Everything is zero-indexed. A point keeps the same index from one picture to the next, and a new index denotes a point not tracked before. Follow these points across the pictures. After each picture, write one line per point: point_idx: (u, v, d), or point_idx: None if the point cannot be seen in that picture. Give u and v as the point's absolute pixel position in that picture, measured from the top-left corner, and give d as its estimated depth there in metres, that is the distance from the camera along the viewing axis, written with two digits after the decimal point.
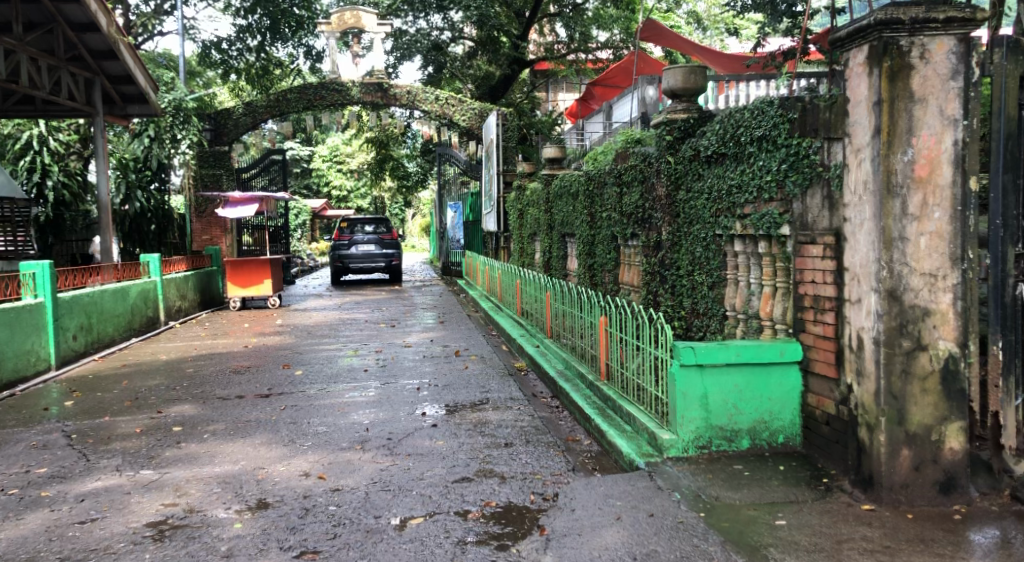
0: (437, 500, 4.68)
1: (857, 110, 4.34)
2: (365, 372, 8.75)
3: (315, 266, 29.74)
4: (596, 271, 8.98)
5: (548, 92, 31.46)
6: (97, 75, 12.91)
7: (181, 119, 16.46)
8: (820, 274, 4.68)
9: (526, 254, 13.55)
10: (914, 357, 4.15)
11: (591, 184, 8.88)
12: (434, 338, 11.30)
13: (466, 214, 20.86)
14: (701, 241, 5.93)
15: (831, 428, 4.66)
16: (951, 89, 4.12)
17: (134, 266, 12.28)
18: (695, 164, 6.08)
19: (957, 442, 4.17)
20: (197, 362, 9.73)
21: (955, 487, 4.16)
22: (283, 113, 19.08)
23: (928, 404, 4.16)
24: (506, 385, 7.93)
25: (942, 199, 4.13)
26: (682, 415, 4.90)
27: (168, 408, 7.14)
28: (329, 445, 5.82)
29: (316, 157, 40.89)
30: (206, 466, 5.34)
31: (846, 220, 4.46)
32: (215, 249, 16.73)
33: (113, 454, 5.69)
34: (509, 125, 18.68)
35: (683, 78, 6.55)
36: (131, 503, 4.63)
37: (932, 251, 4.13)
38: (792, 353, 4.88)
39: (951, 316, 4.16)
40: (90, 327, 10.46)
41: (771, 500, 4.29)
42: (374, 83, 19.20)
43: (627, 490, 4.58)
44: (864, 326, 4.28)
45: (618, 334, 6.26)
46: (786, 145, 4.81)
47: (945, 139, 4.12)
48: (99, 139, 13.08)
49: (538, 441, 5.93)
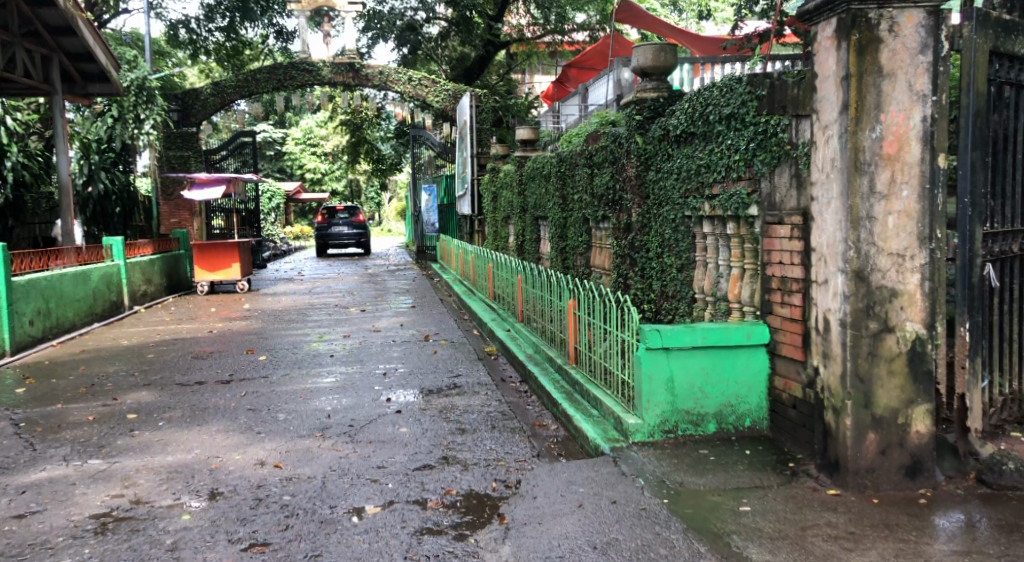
0: (396, 489, 4.54)
1: (824, 86, 4.21)
2: (331, 357, 8.58)
3: (289, 252, 29.41)
4: (568, 254, 8.84)
5: (524, 74, 31.25)
6: (55, 52, 12.54)
7: (145, 97, 15.95)
8: (787, 255, 4.59)
9: (500, 237, 13.40)
10: (881, 339, 4.06)
11: (563, 165, 8.74)
12: (405, 322, 11.14)
13: (441, 197, 20.64)
14: (670, 223, 5.81)
15: (798, 411, 4.59)
16: (919, 63, 4.00)
17: (97, 250, 11.99)
18: (664, 145, 5.97)
19: (923, 426, 4.10)
20: (159, 348, 9.49)
21: (921, 471, 4.09)
22: (252, 93, 18.71)
23: (895, 387, 4.08)
24: (475, 369, 7.82)
25: (910, 176, 4.02)
26: (647, 400, 4.79)
27: (124, 394, 6.95)
28: (288, 433, 5.66)
29: (290, 140, 40.53)
30: (158, 456, 5.16)
31: (813, 199, 4.35)
32: (182, 232, 16.40)
33: (61, 443, 5.50)
34: (483, 106, 18.47)
35: (652, 56, 6.45)
36: (75, 495, 4.45)
37: (899, 231, 4.03)
38: (759, 335, 4.78)
39: (918, 297, 4.06)
40: (48, 312, 10.19)
41: (735, 485, 4.20)
42: (345, 63, 18.84)
43: (590, 477, 4.47)
44: (830, 307, 4.19)
45: (587, 317, 6.13)
46: (754, 123, 4.75)
47: (914, 115, 4.00)
48: (58, 117, 12.74)
49: (504, 427, 5.81)
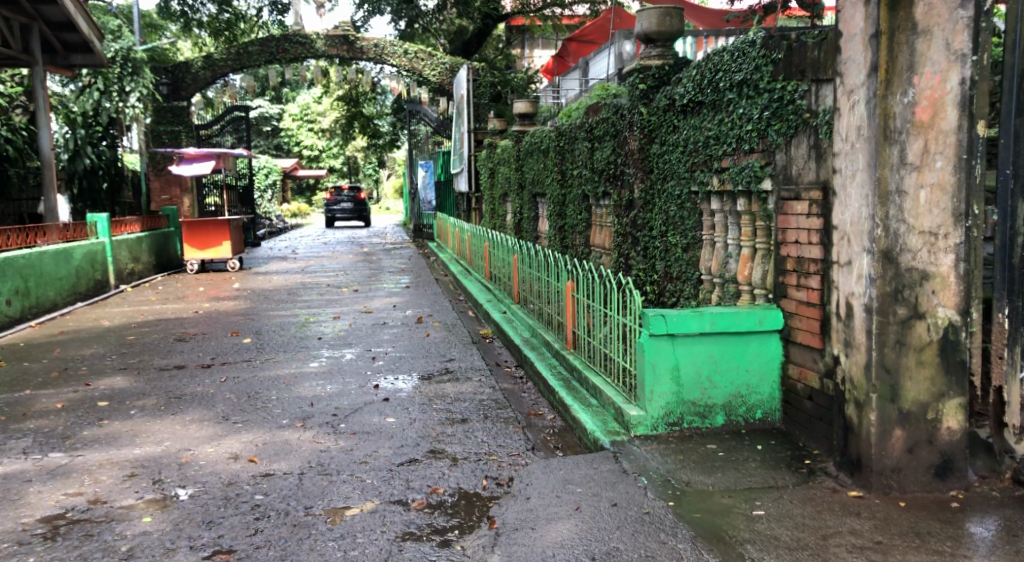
0: (379, 487, 4.19)
1: (850, 45, 3.82)
2: (319, 340, 8.22)
3: (285, 229, 28.97)
4: (567, 233, 8.47)
5: (524, 48, 30.83)
6: (35, 20, 12.11)
7: (130, 70, 15.48)
8: (805, 234, 4.21)
9: (497, 216, 13.00)
10: (910, 326, 3.68)
11: (562, 139, 8.34)
12: (398, 302, 10.79)
13: (438, 174, 20.23)
14: (676, 199, 5.45)
15: (814, 403, 4.24)
16: (959, 18, 3.54)
17: (79, 227, 11.59)
18: (670, 115, 5.60)
19: (955, 421, 3.73)
20: (141, 329, 9.11)
21: (952, 471, 3.74)
22: (244, 67, 18.18)
23: (925, 378, 3.70)
24: (468, 353, 7.48)
25: (945, 145, 3.59)
26: (651, 390, 4.44)
27: (97, 379, 6.59)
28: (266, 423, 5.29)
29: (287, 116, 39.92)
30: (124, 449, 4.79)
31: (835, 171, 3.96)
32: (172, 209, 16.01)
33: (24, 434, 5.14)
34: (482, 80, 18.01)
35: (658, 21, 6.12)
36: (28, 494, 4.09)
37: (932, 206, 3.61)
38: (773, 320, 4.42)
39: (952, 281, 3.65)
40: (27, 291, 9.80)
41: (746, 486, 3.85)
42: (340, 36, 18.22)
43: (589, 475, 4.12)
44: (853, 292, 3.82)
45: (586, 299, 5.77)
46: (769, 90, 4.40)
47: (951, 77, 3.56)
48: (39, 88, 12.32)
49: (498, 416, 5.44)
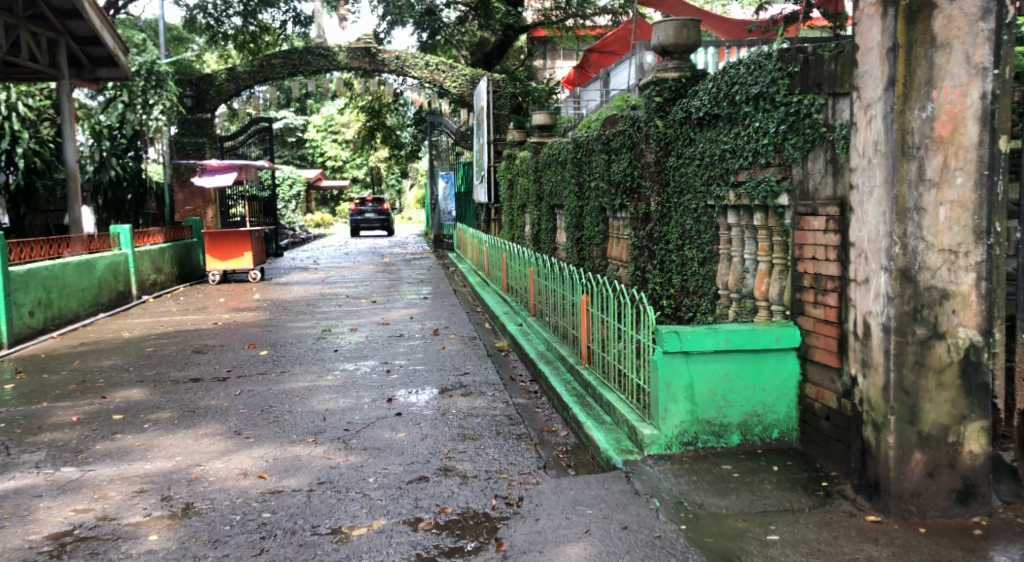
0: (387, 505, 4.15)
1: (867, 59, 3.75)
2: (335, 352, 8.21)
3: (307, 239, 29.16)
4: (584, 245, 8.41)
5: (546, 59, 30.85)
6: (61, 35, 12.29)
7: (154, 83, 15.48)
8: (821, 250, 4.12)
9: (516, 227, 12.96)
10: (929, 347, 3.57)
11: (579, 151, 8.28)
12: (416, 314, 10.78)
13: (458, 185, 20.26)
14: (692, 213, 5.38)
15: (832, 423, 4.13)
16: (980, 31, 3.44)
17: (103, 239, 11.71)
18: (686, 128, 5.53)
19: (978, 445, 3.62)
20: (159, 341, 9.15)
21: (975, 496, 3.63)
22: (268, 79, 18.36)
23: (945, 400, 3.59)
24: (483, 366, 7.42)
25: (965, 161, 3.49)
26: (665, 408, 4.36)
27: (114, 392, 6.62)
28: (278, 438, 5.27)
29: (311, 127, 40.28)
30: (135, 464, 4.79)
31: (853, 186, 3.88)
32: (195, 220, 16.16)
33: (38, 447, 5.16)
34: (502, 92, 18.03)
35: (674, 33, 6.04)
36: (37, 509, 4.09)
37: (952, 224, 3.51)
38: (790, 338, 4.32)
39: (974, 300, 3.54)
40: (49, 302, 9.90)
41: (761, 509, 3.76)
42: (362, 48, 18.39)
43: (600, 496, 4.06)
44: (870, 310, 3.72)
45: (600, 313, 5.70)
46: (785, 103, 4.32)
47: (972, 91, 3.47)
48: (65, 102, 12.48)
49: (510, 433, 5.39)
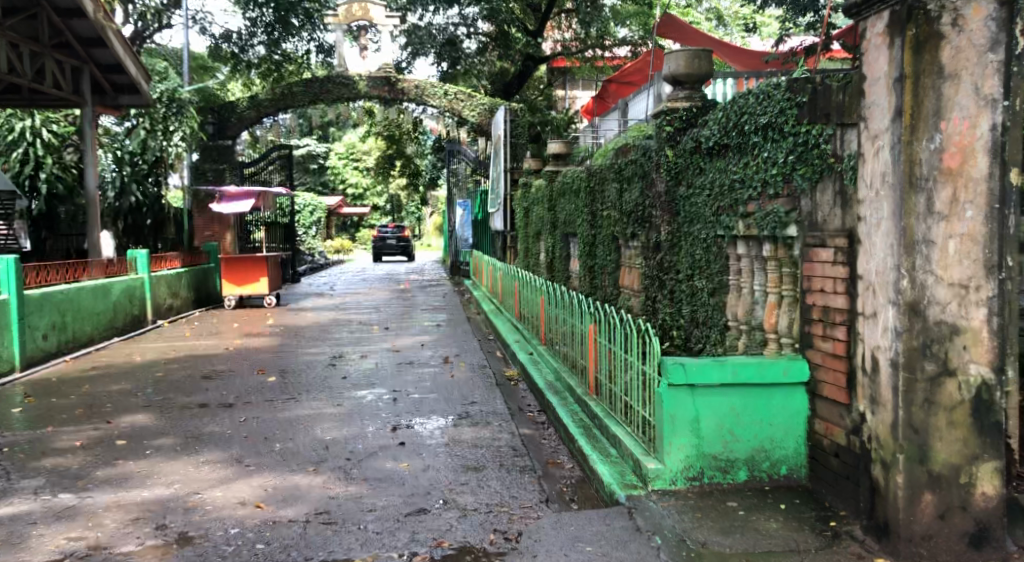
0: (384, 538, 4.08)
1: (873, 89, 3.69)
2: (343, 379, 8.17)
3: (326, 265, 29.27)
4: (596, 274, 8.34)
5: (566, 88, 30.98)
6: (86, 63, 12.49)
7: (175, 109, 15.71)
8: (830, 282, 4.03)
9: (530, 255, 12.91)
10: (939, 385, 3.47)
11: (592, 180, 8.24)
12: (427, 341, 10.72)
13: (476, 213, 20.28)
14: (702, 243, 5.31)
15: (841, 461, 4.01)
16: (988, 62, 3.41)
17: (119, 263, 11.79)
18: (696, 158, 5.48)
19: (991, 487, 3.50)
20: (170, 366, 9.16)
21: (987, 540, 3.50)
22: (288, 107, 18.50)
23: (957, 440, 3.48)
24: (492, 395, 7.34)
25: (975, 194, 3.42)
26: (670, 443, 4.26)
27: (119, 417, 6.60)
28: (279, 467, 5.22)
29: (333, 154, 40.71)
30: (133, 491, 4.75)
31: (861, 219, 3.80)
32: (213, 245, 16.25)
33: (38, 473, 5.13)
34: (520, 121, 18.03)
35: (685, 62, 5.98)
36: (31, 537, 4.05)
37: (962, 257, 3.43)
38: (798, 372, 4.22)
39: (985, 335, 3.45)
40: (64, 326, 9.96)
41: (765, 549, 3.65)
42: (382, 77, 18.47)
43: (601, 532, 3.97)
44: (879, 345, 3.62)
45: (607, 343, 5.61)
46: (793, 134, 4.25)
47: (981, 123, 3.42)
48: (87, 128, 12.64)
49: (514, 464, 5.30)
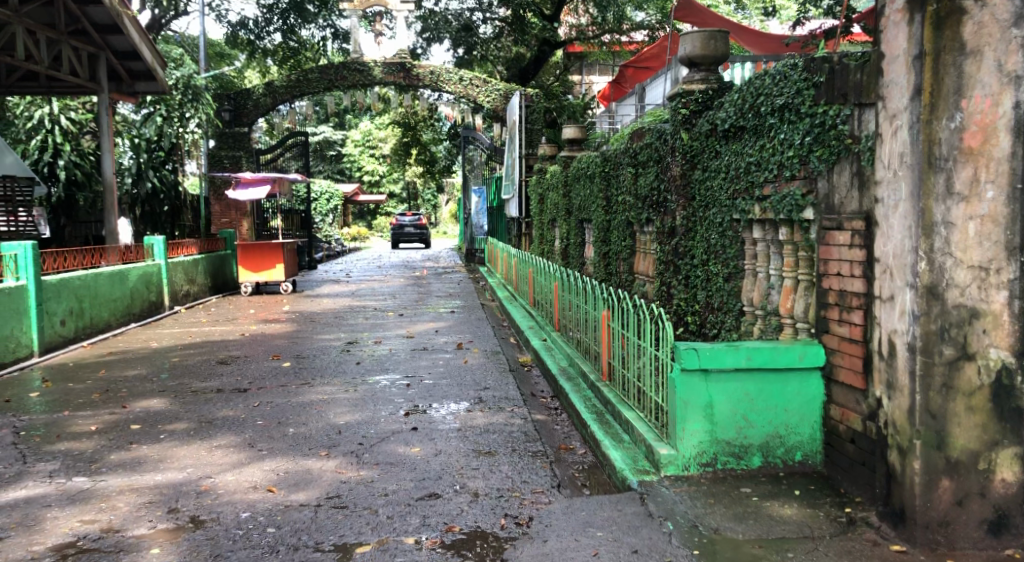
0: (394, 522, 4.07)
1: (892, 68, 3.60)
2: (356, 365, 8.17)
3: (342, 252, 29.33)
4: (611, 260, 8.28)
5: (583, 74, 30.72)
6: (102, 50, 12.52)
7: (191, 96, 15.74)
8: (847, 265, 3.95)
9: (545, 241, 12.84)
10: (958, 368, 3.40)
11: (608, 165, 8.16)
12: (442, 328, 10.71)
13: (491, 200, 20.20)
14: (717, 226, 5.24)
15: (856, 447, 3.95)
16: (1012, 37, 3.31)
17: (135, 249, 11.85)
18: (712, 140, 5.40)
19: (1011, 473, 3.43)
20: (185, 351, 9.20)
21: (1007, 527, 3.44)
22: (304, 93, 18.43)
23: (975, 425, 3.41)
24: (505, 381, 7.32)
25: (997, 173, 3.34)
26: (682, 428, 4.22)
27: (134, 401, 6.64)
28: (291, 451, 5.22)
29: (350, 142, 40.72)
30: (146, 475, 4.77)
31: (878, 201, 3.72)
32: (229, 232, 16.31)
33: (53, 456, 5.16)
34: (535, 107, 17.91)
35: (701, 44, 5.80)
36: (45, 520, 4.08)
37: (982, 239, 3.35)
38: (813, 357, 4.16)
39: (1006, 319, 3.37)
40: (81, 312, 10.02)
41: (779, 535, 3.60)
42: (397, 63, 18.38)
43: (611, 518, 3.94)
44: (896, 329, 3.55)
45: (621, 329, 5.56)
46: (810, 114, 4.17)
47: (1004, 101, 3.32)
48: (103, 114, 12.69)
49: (526, 450, 5.27)
